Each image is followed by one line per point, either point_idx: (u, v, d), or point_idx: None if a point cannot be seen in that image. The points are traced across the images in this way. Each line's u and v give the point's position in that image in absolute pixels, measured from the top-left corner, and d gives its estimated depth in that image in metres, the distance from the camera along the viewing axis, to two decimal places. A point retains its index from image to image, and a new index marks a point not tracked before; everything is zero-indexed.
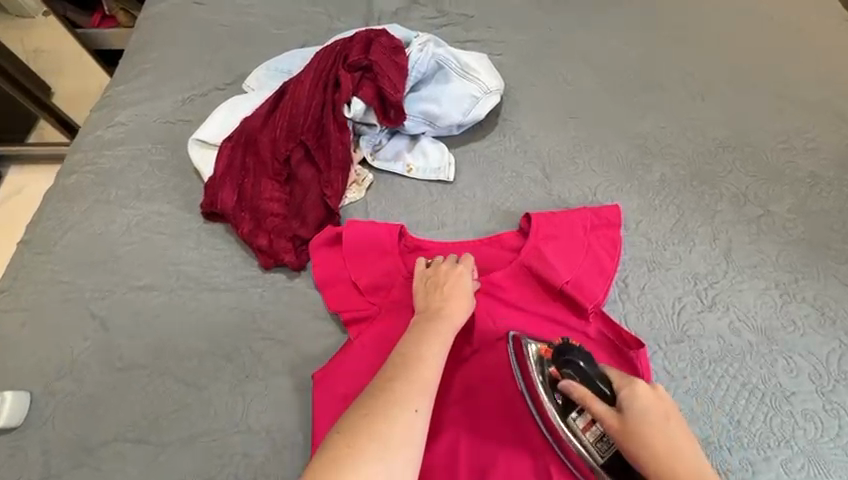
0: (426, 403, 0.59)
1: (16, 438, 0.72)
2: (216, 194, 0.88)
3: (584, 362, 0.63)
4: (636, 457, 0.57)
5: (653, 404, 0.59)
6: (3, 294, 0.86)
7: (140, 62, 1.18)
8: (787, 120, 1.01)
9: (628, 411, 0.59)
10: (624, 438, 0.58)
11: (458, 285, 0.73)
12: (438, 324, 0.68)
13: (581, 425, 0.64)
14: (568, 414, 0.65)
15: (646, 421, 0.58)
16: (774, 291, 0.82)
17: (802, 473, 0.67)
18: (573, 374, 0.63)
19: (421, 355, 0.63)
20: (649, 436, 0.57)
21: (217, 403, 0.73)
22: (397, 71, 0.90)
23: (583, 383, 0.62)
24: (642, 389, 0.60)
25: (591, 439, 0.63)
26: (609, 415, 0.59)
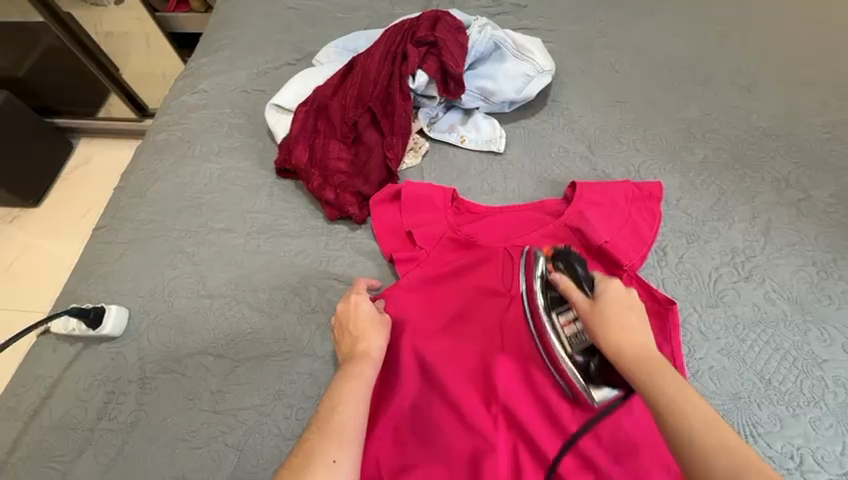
0: (348, 452, 0.59)
1: (117, 345, 0.83)
2: (291, 151, 0.98)
3: (577, 264, 0.71)
4: (595, 332, 0.61)
5: (624, 297, 0.64)
6: (104, 229, 0.99)
7: (219, 39, 1.31)
8: (832, 113, 1.04)
9: (600, 296, 0.64)
10: (591, 319, 0.62)
11: (365, 317, 0.76)
12: (355, 366, 0.69)
13: (562, 321, 0.73)
14: (553, 309, 0.74)
15: (615, 306, 0.62)
16: (811, 268, 0.85)
17: (830, 430, 0.70)
18: (564, 268, 0.71)
19: (336, 403, 0.64)
20: (611, 314, 0.61)
21: (288, 330, 0.83)
22: (459, 49, 0.98)
23: (570, 277, 0.69)
24: (617, 286, 0.65)
25: (568, 335, 0.72)
26: (583, 302, 0.64)
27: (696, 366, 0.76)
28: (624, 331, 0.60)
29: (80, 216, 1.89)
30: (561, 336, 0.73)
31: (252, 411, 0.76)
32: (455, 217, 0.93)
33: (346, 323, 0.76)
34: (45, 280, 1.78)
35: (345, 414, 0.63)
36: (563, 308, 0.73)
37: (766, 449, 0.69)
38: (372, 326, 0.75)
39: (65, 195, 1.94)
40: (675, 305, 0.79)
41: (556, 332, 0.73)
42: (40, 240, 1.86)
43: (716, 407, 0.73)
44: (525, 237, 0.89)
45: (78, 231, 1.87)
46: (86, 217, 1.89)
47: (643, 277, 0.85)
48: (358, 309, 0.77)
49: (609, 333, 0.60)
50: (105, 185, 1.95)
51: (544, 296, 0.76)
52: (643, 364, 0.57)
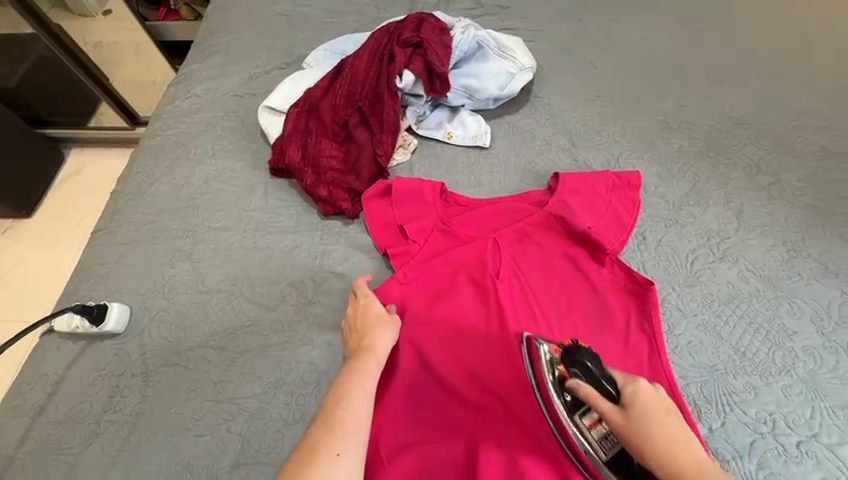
0: (351, 448, 0.64)
1: (119, 341, 0.85)
2: (284, 151, 1.01)
3: (591, 362, 0.67)
4: (644, 459, 0.60)
5: (656, 398, 0.63)
6: (102, 231, 1.02)
7: (210, 46, 1.35)
8: (799, 102, 1.10)
9: (631, 405, 0.63)
10: (626, 431, 0.61)
11: (373, 316, 0.79)
12: (362, 362, 0.73)
13: (587, 423, 0.69)
14: (574, 413, 0.70)
15: (648, 417, 0.62)
16: (781, 247, 0.90)
17: (801, 396, 0.75)
18: (579, 372, 0.67)
19: (341, 396, 0.68)
20: (650, 428, 0.61)
21: (286, 322, 0.86)
22: (443, 48, 1.02)
23: (589, 382, 0.65)
24: (646, 387, 0.64)
25: (597, 437, 0.68)
26: (614, 412, 0.63)
27: (675, 342, 0.80)
28: (670, 444, 0.60)
29: (75, 227, 1.90)
30: (588, 438, 0.69)
31: (253, 399, 0.78)
32: (444, 210, 0.97)
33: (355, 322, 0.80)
34: (41, 289, 1.79)
35: (349, 410, 0.67)
36: (586, 410, 0.70)
37: (742, 416, 0.73)
38: (381, 324, 0.79)
39: (59, 206, 1.95)
40: (654, 284, 0.84)
41: (581, 431, 0.69)
42: (35, 250, 1.87)
43: (694, 379, 0.77)
44: (511, 226, 0.93)
45: (74, 241, 1.88)
46: (81, 227, 1.90)
47: (624, 260, 0.89)
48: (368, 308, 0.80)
49: (655, 452, 0.60)
50: (100, 194, 1.97)
51: (556, 391, 0.72)
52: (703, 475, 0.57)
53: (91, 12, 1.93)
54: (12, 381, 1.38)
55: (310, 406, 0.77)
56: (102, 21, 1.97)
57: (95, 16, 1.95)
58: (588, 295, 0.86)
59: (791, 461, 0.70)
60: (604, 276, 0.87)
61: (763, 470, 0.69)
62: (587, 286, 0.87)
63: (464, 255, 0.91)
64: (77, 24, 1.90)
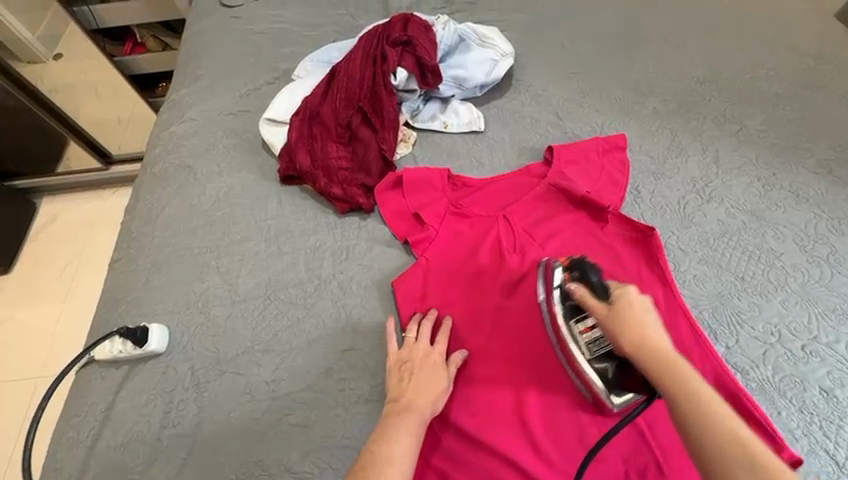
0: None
1: (164, 359, 0.87)
2: (293, 158, 1.05)
3: (592, 272, 0.73)
4: (618, 338, 0.63)
5: (640, 302, 0.65)
6: (122, 260, 1.02)
7: (194, 71, 1.37)
8: (749, 55, 1.22)
9: (617, 301, 0.66)
10: (611, 320, 0.64)
11: (432, 375, 0.77)
12: (408, 417, 0.71)
13: (581, 329, 0.75)
14: (570, 319, 0.76)
15: (631, 314, 0.64)
16: (757, 183, 1.01)
17: (797, 306, 0.84)
18: (579, 280, 0.73)
19: (390, 454, 0.65)
20: (630, 319, 0.63)
21: (325, 316, 0.90)
22: (430, 44, 1.09)
23: (584, 285, 0.71)
24: (632, 294, 0.66)
25: (586, 341, 0.74)
26: (602, 309, 0.67)
27: (683, 277, 0.89)
28: (646, 332, 0.62)
29: (69, 274, 1.84)
30: (580, 341, 0.75)
31: (308, 391, 0.82)
32: (453, 194, 1.03)
33: (414, 366, 0.78)
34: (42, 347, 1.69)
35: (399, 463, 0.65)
36: (582, 316, 0.75)
37: (751, 332, 0.82)
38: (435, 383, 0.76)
39: (47, 257, 1.89)
40: (655, 230, 0.92)
41: (576, 341, 0.75)
42: (26, 310, 1.78)
43: (704, 306, 0.86)
44: (516, 201, 1.00)
45: (69, 289, 1.82)
46: (74, 273, 1.84)
47: (626, 214, 0.97)
48: (433, 364, 0.78)
49: (633, 337, 0.62)
50: (89, 239, 1.91)
51: (561, 306, 0.77)
52: (666, 372, 0.59)
53: (40, 58, 1.87)
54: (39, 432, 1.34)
55: (364, 389, 0.82)
56: (54, 66, 1.91)
57: (46, 61, 1.90)
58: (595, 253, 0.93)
59: (800, 362, 0.79)
60: (607, 233, 0.95)
61: (778, 374, 0.78)
62: (595, 245, 0.94)
63: (476, 237, 0.96)
64: (30, 72, 1.85)
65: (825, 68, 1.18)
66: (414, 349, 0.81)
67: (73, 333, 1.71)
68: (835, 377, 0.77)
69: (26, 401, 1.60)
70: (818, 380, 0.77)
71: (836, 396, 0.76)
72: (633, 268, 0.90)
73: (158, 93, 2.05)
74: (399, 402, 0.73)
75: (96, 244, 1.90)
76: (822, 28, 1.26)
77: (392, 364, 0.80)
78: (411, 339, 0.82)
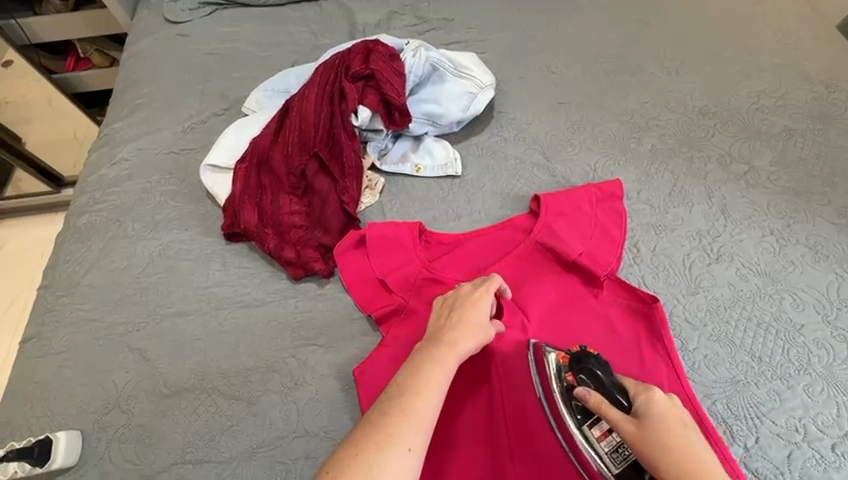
0: (420, 441, 0.58)
1: (73, 476, 0.72)
2: (237, 214, 0.90)
3: (599, 370, 0.67)
4: (650, 461, 0.58)
5: (674, 414, 0.61)
6: (32, 340, 0.86)
7: (131, 100, 1.20)
8: (754, 82, 1.10)
9: (646, 415, 0.61)
10: (644, 440, 0.59)
11: (473, 320, 0.71)
12: (439, 351, 0.67)
13: (596, 434, 0.67)
14: (583, 424, 0.68)
15: (666, 428, 0.59)
16: (770, 237, 0.89)
17: (824, 394, 0.73)
18: (588, 380, 0.67)
19: (416, 388, 0.62)
20: (668, 440, 0.58)
21: (272, 414, 0.75)
22: (397, 77, 0.95)
23: (597, 389, 0.65)
24: (660, 397, 0.62)
25: (607, 449, 0.66)
26: (628, 423, 0.61)
27: (692, 358, 0.76)
28: (690, 460, 0.57)
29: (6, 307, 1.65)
30: (593, 440, 0.67)
31: None
32: (425, 253, 0.88)
33: (453, 308, 0.73)
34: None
35: (424, 404, 0.61)
36: (596, 419, 0.68)
37: (773, 428, 0.70)
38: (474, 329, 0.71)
39: None
40: (659, 301, 0.79)
41: (591, 445, 0.67)
42: None
43: (718, 395, 0.73)
44: (499, 262, 0.86)
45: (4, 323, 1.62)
46: (11, 307, 1.65)
47: (623, 278, 0.84)
48: (479, 304, 0.73)
49: (670, 462, 0.57)
50: (31, 267, 1.72)
51: (564, 402, 0.70)
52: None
53: None
54: None
55: None
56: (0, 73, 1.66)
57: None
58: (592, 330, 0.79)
59: (832, 468, 0.67)
60: (605, 303, 0.81)
61: None
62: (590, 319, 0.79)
63: None
64: None
65: (838, 98, 1.06)
66: (461, 288, 0.76)
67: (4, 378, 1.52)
68: None
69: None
70: None
71: None
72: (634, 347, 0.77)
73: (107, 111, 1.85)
74: (436, 340, 0.69)
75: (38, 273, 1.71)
76: (831, 51, 1.14)
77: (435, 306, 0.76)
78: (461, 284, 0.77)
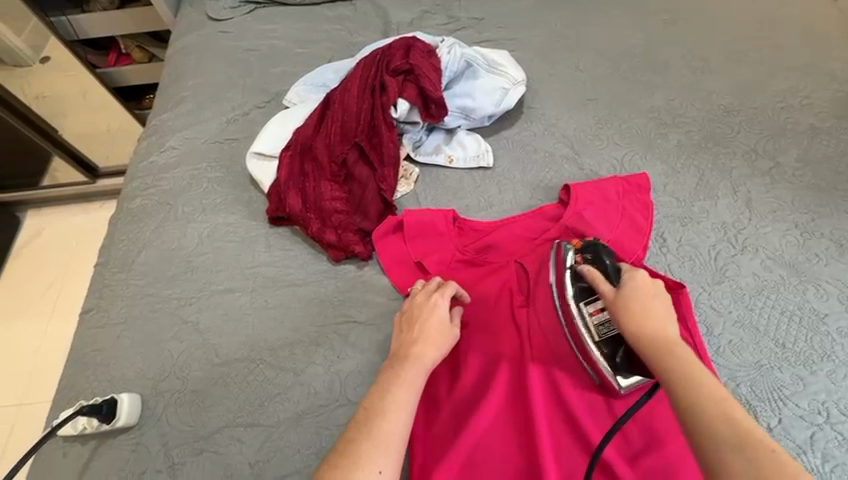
0: (391, 461, 0.59)
1: (134, 435, 0.77)
2: (282, 199, 0.96)
3: (606, 258, 0.75)
4: (620, 321, 0.65)
5: (650, 284, 0.68)
6: (92, 312, 0.93)
7: (177, 92, 1.26)
8: (780, 82, 1.13)
9: (627, 283, 0.68)
10: (618, 300, 0.67)
11: (434, 326, 0.74)
12: (404, 367, 0.68)
13: (591, 311, 0.73)
14: (579, 303, 0.75)
15: (638, 293, 0.67)
16: (795, 231, 0.91)
17: (847, 380, 0.75)
18: (592, 262, 0.75)
19: (382, 408, 0.63)
20: (635, 302, 0.66)
21: (317, 384, 0.80)
22: (435, 72, 1.00)
23: (598, 268, 0.74)
24: (643, 275, 0.70)
25: (595, 323, 0.73)
26: (610, 291, 0.69)
27: (717, 343, 0.80)
28: (653, 315, 0.64)
29: (61, 288, 1.74)
30: (588, 325, 0.74)
31: (297, 476, 0.73)
32: (459, 239, 0.93)
33: (414, 316, 0.75)
34: (33, 376, 1.58)
35: (391, 421, 0.62)
36: (592, 299, 0.74)
37: (796, 410, 0.73)
38: (438, 336, 0.73)
39: (36, 270, 1.79)
40: (684, 287, 0.82)
41: (584, 323, 0.74)
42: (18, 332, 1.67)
43: (743, 378, 0.76)
44: (529, 247, 0.90)
45: (59, 304, 1.71)
46: (65, 288, 1.74)
47: (649, 266, 0.88)
48: (435, 309, 0.75)
49: (634, 317, 0.65)
50: (82, 250, 1.81)
51: (572, 289, 0.76)
52: (659, 346, 0.61)
53: (29, 62, 1.77)
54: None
55: None
56: (41, 70, 1.79)
57: (33, 65, 1.78)
58: None
59: None
60: None
61: (829, 463, 0.69)
62: None
63: (482, 288, 0.86)
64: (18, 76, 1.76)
65: None
66: (415, 298, 0.78)
67: (61, 355, 1.60)
68: None
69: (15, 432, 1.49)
70: None
71: None
72: None
73: (144, 105, 1.93)
74: (400, 355, 0.71)
75: (89, 256, 1.80)
76: None
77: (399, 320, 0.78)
78: (417, 287, 0.80)
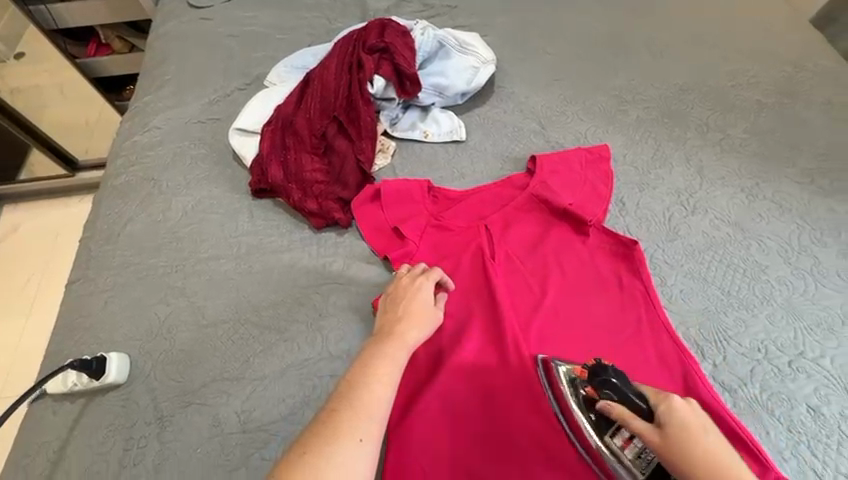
0: (373, 431, 0.61)
1: (124, 391, 0.81)
2: (265, 171, 1.00)
3: (618, 380, 0.66)
4: (680, 470, 0.59)
5: (696, 421, 0.62)
6: (79, 281, 0.95)
7: (160, 76, 1.29)
8: (730, 63, 1.22)
9: (669, 425, 0.61)
10: (667, 452, 0.60)
11: (417, 307, 0.76)
12: (388, 344, 0.70)
13: (620, 443, 0.69)
14: (606, 433, 0.70)
15: (688, 435, 0.60)
16: (741, 194, 1.00)
17: (783, 321, 0.83)
18: (611, 394, 0.66)
19: (367, 381, 0.65)
20: (686, 448, 0.60)
21: (299, 340, 0.85)
22: (409, 51, 1.06)
23: (621, 402, 0.65)
24: (680, 403, 0.63)
25: (631, 456, 0.68)
26: (650, 433, 0.62)
27: (669, 292, 0.87)
28: (715, 463, 0.59)
29: (46, 280, 1.73)
30: (631, 442, 0.68)
31: (282, 423, 0.77)
32: (434, 206, 0.98)
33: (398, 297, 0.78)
34: (22, 367, 1.56)
35: (375, 395, 0.64)
36: (616, 428, 0.70)
37: (738, 348, 0.81)
38: (421, 318, 0.75)
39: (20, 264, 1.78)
40: (638, 244, 0.90)
41: (613, 452, 0.69)
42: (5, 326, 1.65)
43: (692, 322, 0.84)
44: (500, 213, 0.96)
45: (45, 295, 1.70)
46: (50, 280, 1.73)
47: (609, 227, 0.95)
48: (419, 292, 0.77)
49: (689, 468, 0.59)
50: (66, 241, 1.81)
51: (578, 406, 0.73)
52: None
53: (2, 59, 1.79)
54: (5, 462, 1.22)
55: None
56: (15, 66, 1.81)
57: (7, 61, 1.80)
58: (580, 267, 0.90)
59: (787, 379, 0.78)
60: (592, 246, 0.92)
61: (765, 392, 0.77)
62: (581, 261, 0.90)
63: (456, 252, 0.92)
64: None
65: (804, 76, 1.18)
66: (400, 280, 0.81)
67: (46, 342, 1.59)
68: (821, 394, 0.76)
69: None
70: (805, 397, 0.76)
71: (823, 413, 0.75)
72: (615, 281, 0.88)
73: (125, 97, 1.94)
74: (385, 333, 0.73)
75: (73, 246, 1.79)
76: (800, 36, 1.26)
77: (382, 301, 0.80)
78: (402, 270, 0.83)
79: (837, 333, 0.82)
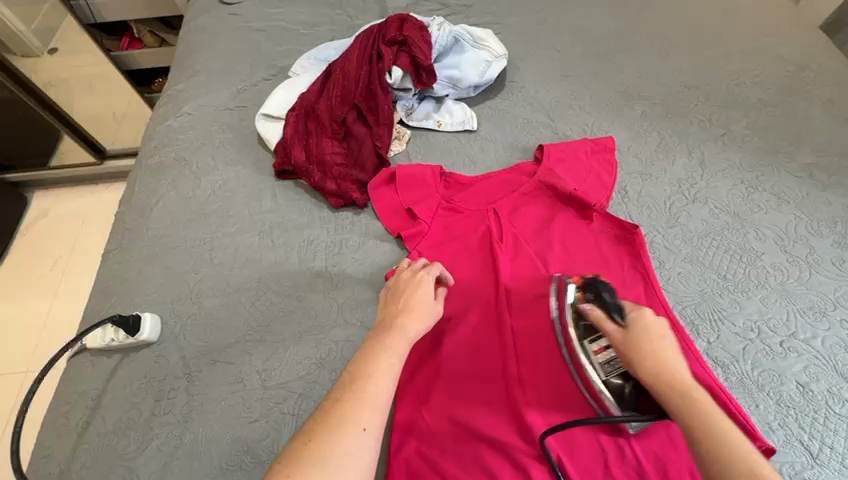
0: (375, 423, 0.61)
1: (156, 348, 0.88)
2: (288, 153, 1.07)
3: (607, 294, 0.74)
4: (631, 359, 0.64)
5: (657, 328, 0.66)
6: (116, 251, 1.03)
7: (191, 66, 1.38)
8: (734, 63, 1.26)
9: (631, 324, 0.67)
10: (623, 344, 0.66)
11: (417, 299, 0.77)
12: (388, 335, 0.71)
13: (595, 349, 0.74)
14: (585, 339, 0.75)
15: (648, 336, 0.65)
16: (741, 185, 1.04)
17: (777, 303, 0.87)
18: (593, 300, 0.74)
19: (368, 371, 0.66)
20: (643, 342, 0.64)
21: (317, 308, 0.91)
22: (426, 44, 1.12)
23: (599, 306, 0.72)
24: (647, 314, 0.68)
25: (602, 361, 0.73)
26: (617, 332, 0.67)
27: (667, 275, 0.92)
28: (664, 361, 0.62)
29: (77, 261, 1.82)
30: (595, 363, 0.74)
31: (300, 382, 0.83)
32: (446, 191, 1.04)
33: (399, 289, 0.78)
34: (52, 340, 1.65)
35: (377, 385, 0.64)
36: (596, 336, 0.74)
37: (732, 327, 0.85)
38: (422, 311, 0.75)
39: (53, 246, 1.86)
40: (639, 228, 0.94)
41: (589, 360, 0.75)
42: (36, 302, 1.74)
43: (689, 303, 0.88)
44: (507, 197, 1.02)
45: (76, 275, 1.79)
46: (81, 262, 1.82)
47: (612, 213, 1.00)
48: (419, 286, 0.78)
49: (646, 358, 0.63)
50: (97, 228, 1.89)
51: (574, 325, 0.78)
52: (672, 385, 0.59)
53: (36, 52, 1.85)
54: (38, 422, 1.32)
55: None
56: (49, 59, 1.89)
57: (41, 55, 1.87)
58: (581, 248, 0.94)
59: (778, 357, 0.81)
60: (595, 230, 0.97)
61: (757, 368, 0.81)
62: (582, 242, 0.95)
63: (465, 232, 0.98)
64: (36, 66, 1.84)
65: (807, 76, 1.22)
66: (401, 274, 0.81)
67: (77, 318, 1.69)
68: (810, 371, 0.80)
69: (11, 398, 1.55)
70: (795, 375, 0.80)
71: (812, 389, 0.78)
72: (616, 262, 0.92)
73: (154, 89, 2.05)
74: (386, 324, 0.73)
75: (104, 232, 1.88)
76: (805, 38, 1.30)
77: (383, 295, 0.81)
78: (403, 264, 0.84)
79: (829, 317, 0.85)
